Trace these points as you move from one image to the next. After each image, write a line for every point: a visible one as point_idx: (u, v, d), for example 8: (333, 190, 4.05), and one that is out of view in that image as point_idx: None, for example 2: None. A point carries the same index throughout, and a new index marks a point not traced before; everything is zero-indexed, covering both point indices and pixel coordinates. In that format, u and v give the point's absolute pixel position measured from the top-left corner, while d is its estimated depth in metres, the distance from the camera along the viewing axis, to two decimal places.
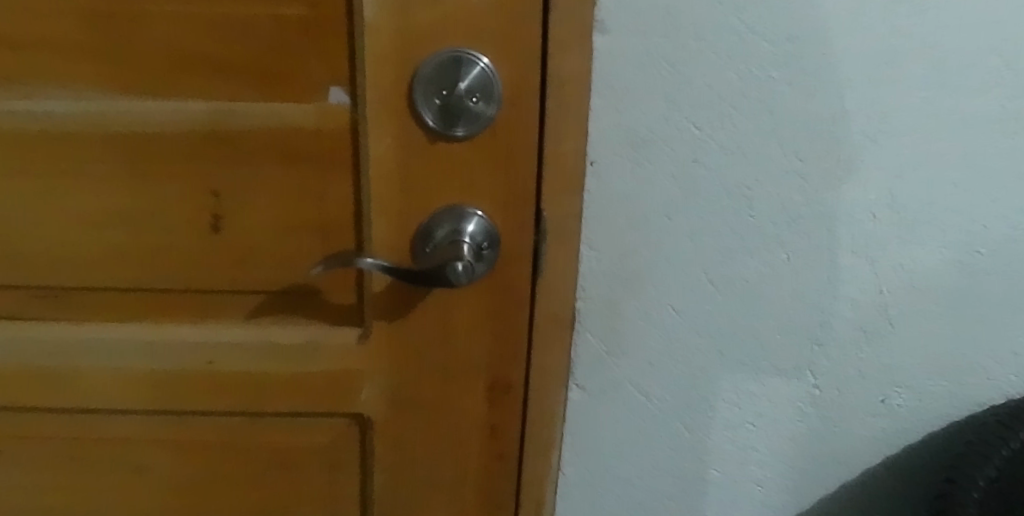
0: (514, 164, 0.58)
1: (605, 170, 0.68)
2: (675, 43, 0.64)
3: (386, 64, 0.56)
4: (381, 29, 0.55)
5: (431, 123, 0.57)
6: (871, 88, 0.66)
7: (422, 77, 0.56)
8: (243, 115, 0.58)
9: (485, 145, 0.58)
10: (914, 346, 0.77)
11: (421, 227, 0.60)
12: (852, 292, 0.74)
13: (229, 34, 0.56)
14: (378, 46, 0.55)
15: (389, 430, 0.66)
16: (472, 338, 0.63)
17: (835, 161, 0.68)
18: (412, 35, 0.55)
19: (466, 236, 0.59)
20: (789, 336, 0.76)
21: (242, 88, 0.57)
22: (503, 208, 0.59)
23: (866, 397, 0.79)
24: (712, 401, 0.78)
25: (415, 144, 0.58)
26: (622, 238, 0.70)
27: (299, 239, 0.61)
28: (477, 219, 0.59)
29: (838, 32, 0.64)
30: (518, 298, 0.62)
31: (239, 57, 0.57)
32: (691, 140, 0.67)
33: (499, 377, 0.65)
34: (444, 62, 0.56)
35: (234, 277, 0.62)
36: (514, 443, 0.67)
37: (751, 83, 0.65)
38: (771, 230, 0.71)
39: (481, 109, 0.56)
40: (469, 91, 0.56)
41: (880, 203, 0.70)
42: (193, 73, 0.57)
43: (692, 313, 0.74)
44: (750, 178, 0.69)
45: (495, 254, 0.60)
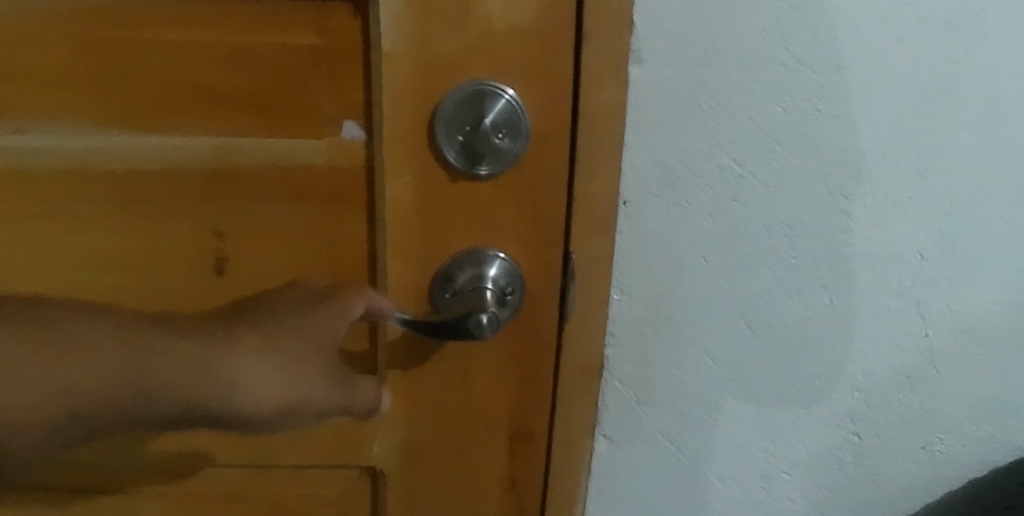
0: (541, 205, 0.55)
1: (638, 210, 0.63)
2: (715, 73, 0.59)
3: (405, 98, 0.52)
4: (400, 60, 0.51)
5: (453, 161, 0.53)
6: (921, 120, 0.62)
7: (443, 112, 0.52)
8: (249, 151, 0.54)
9: (510, 184, 0.54)
10: (958, 391, 0.72)
11: (440, 270, 0.56)
12: (897, 337, 0.69)
13: (236, 63, 0.52)
14: (397, 78, 0.52)
15: (403, 483, 0.62)
16: (493, 387, 0.59)
17: (882, 199, 0.64)
18: (434, 67, 0.52)
19: (488, 281, 0.55)
20: (829, 383, 0.71)
21: (249, 121, 0.54)
22: (530, 252, 0.56)
23: (906, 444, 0.74)
24: (748, 450, 0.74)
25: (436, 182, 0.54)
26: (655, 281, 0.66)
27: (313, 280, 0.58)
28: (499, 262, 0.55)
29: (888, 62, 0.59)
30: (543, 346, 0.58)
31: (246, 88, 0.53)
32: (730, 177, 0.63)
33: (522, 428, 0.60)
34: (466, 96, 0.52)
35: None
36: (536, 495, 0.63)
37: (797, 116, 0.61)
38: (815, 273, 0.66)
39: (507, 146, 0.52)
40: (494, 127, 0.52)
41: (928, 242, 0.66)
42: (197, 105, 0.53)
43: (727, 358, 0.69)
44: (793, 216, 0.64)
45: (520, 298, 0.56)
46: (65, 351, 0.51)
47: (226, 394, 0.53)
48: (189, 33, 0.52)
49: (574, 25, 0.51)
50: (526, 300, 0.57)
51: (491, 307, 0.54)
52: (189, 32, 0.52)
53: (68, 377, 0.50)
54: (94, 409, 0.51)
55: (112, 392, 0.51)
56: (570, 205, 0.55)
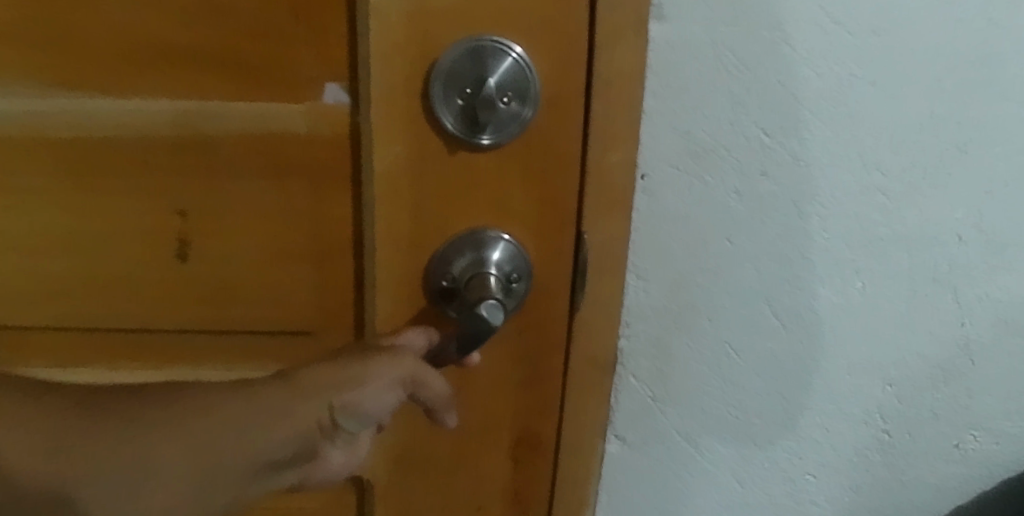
0: (552, 180, 0.48)
1: (656, 187, 0.58)
2: (743, 34, 0.53)
3: (394, 56, 0.46)
4: (390, 12, 0.45)
5: (450, 127, 0.47)
6: (965, 89, 0.55)
7: (440, 72, 0.46)
8: (216, 116, 0.48)
9: (516, 157, 0.48)
10: (994, 384, 0.65)
11: (434, 258, 0.50)
12: (932, 326, 0.63)
13: (205, 15, 0.46)
14: (385, 33, 0.45)
15: (394, 493, 0.57)
16: (496, 388, 0.53)
17: (920, 177, 0.58)
18: (428, 21, 0.45)
19: (491, 266, 0.49)
20: (858, 379, 0.65)
21: (216, 82, 0.48)
22: (539, 234, 0.50)
23: (935, 441, 0.67)
24: (769, 451, 0.69)
25: (432, 155, 0.48)
26: (674, 266, 0.61)
27: (289, 265, 0.52)
28: (503, 244, 0.49)
29: (930, 23, 0.53)
30: (552, 340, 0.52)
31: (214, 44, 0.47)
32: (758, 149, 0.56)
33: (527, 432, 0.55)
34: (467, 53, 0.45)
35: (203, 318, 0.53)
36: (543, 505, 0.57)
37: (832, 82, 0.54)
38: (845, 257, 0.61)
39: (514, 111, 0.46)
40: (500, 89, 0.45)
41: (967, 222, 0.59)
42: (158, 63, 0.47)
43: (752, 349, 0.65)
44: (825, 194, 0.58)
45: (526, 286, 0.50)
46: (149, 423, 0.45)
47: (320, 403, 0.46)
48: None
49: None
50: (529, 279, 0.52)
51: (496, 295, 0.48)
52: None
53: (161, 450, 0.45)
54: (200, 484, 0.46)
55: (221, 455, 0.46)
56: (583, 180, 0.48)
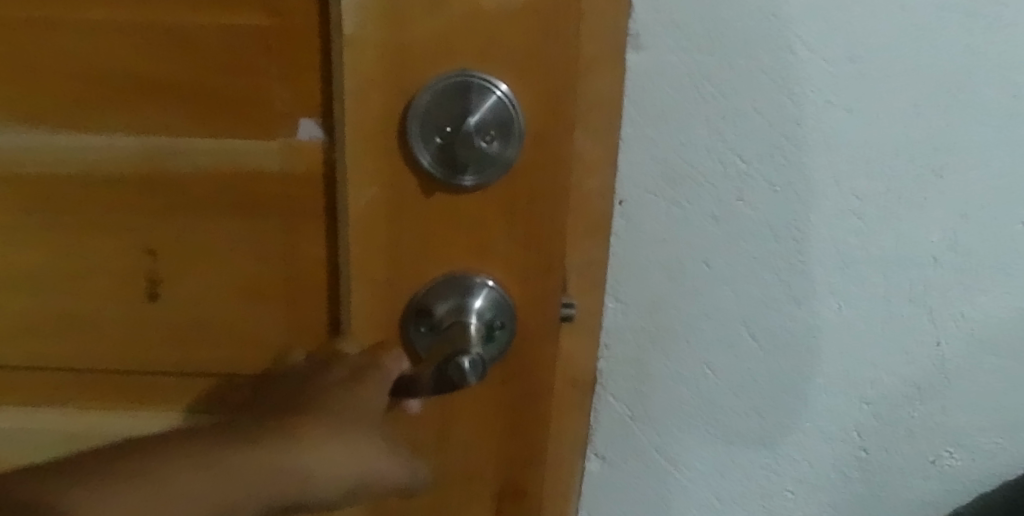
0: (536, 222, 0.48)
1: (634, 211, 0.58)
2: (719, 62, 0.53)
3: (363, 91, 0.44)
4: (365, 43, 0.44)
5: (429, 166, 0.45)
6: (941, 115, 0.54)
7: (419, 110, 0.44)
8: (182, 154, 0.48)
9: (500, 198, 0.47)
10: (967, 401, 0.65)
11: (415, 302, 0.49)
12: (907, 346, 0.63)
13: (175, 50, 0.46)
14: (357, 69, 0.44)
15: None
16: (477, 437, 0.52)
17: (896, 199, 0.57)
18: (403, 55, 0.44)
19: (472, 314, 0.48)
20: (836, 397, 0.65)
21: (185, 117, 0.47)
22: (522, 274, 0.49)
23: (912, 458, 0.67)
24: (747, 468, 0.69)
25: (410, 195, 0.47)
26: (653, 288, 0.61)
27: (263, 303, 0.52)
28: (486, 291, 0.48)
29: (908, 51, 0.52)
30: (537, 387, 0.51)
31: (182, 79, 0.46)
32: (734, 175, 0.56)
33: (510, 481, 0.54)
34: (448, 90, 0.44)
35: (174, 354, 0.54)
36: None
37: (808, 109, 0.54)
38: (821, 279, 0.61)
39: (496, 151, 0.45)
40: (481, 127, 0.44)
41: (942, 245, 0.59)
42: (126, 98, 0.47)
43: (729, 370, 0.65)
44: (801, 219, 0.58)
45: (509, 332, 0.49)
46: (152, 497, 0.39)
47: (297, 478, 0.44)
48: (115, 14, 0.45)
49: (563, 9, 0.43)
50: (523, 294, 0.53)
51: (476, 345, 0.47)
52: (116, 11, 0.45)
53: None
54: None
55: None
56: (564, 220, 0.48)
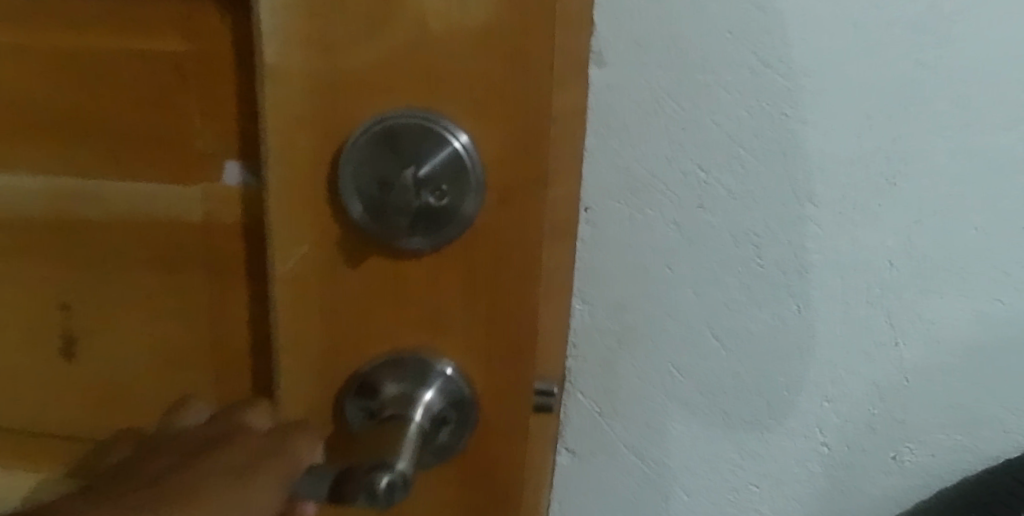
0: (497, 289, 0.44)
1: (599, 219, 0.58)
2: (679, 76, 0.54)
3: (291, 127, 0.43)
4: (290, 75, 0.42)
5: (367, 221, 0.42)
6: (895, 124, 0.55)
7: (353, 157, 0.42)
8: (91, 206, 0.50)
9: (450, 269, 0.44)
10: (925, 400, 0.65)
11: (362, 382, 0.46)
12: (868, 349, 0.63)
13: (118, 81, 0.47)
14: (286, 105, 0.42)
15: None
16: None
17: (853, 206, 0.58)
18: (334, 90, 0.42)
19: (421, 404, 0.45)
20: (798, 396, 0.64)
21: (126, 146, 0.49)
22: (482, 351, 0.46)
23: (872, 454, 0.67)
24: (713, 463, 0.67)
25: (352, 248, 0.44)
26: (615, 290, 0.60)
27: (184, 350, 0.52)
28: (438, 381, 0.45)
29: (861, 62, 0.53)
30: (500, 483, 0.48)
31: (119, 112, 0.48)
32: (694, 184, 0.57)
33: None
34: (390, 137, 0.41)
35: (102, 405, 0.55)
36: None
37: (764, 120, 0.55)
38: (781, 281, 0.60)
39: (442, 205, 0.41)
40: (426, 180, 0.41)
41: (899, 250, 0.59)
42: (69, 134, 0.49)
43: (694, 370, 0.63)
44: (760, 225, 0.58)
45: (465, 421, 0.46)
46: None
47: None
48: (54, 53, 0.48)
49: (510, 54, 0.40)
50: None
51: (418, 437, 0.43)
52: (60, 46, 0.48)
53: None
54: None
55: None
56: (526, 282, 0.44)
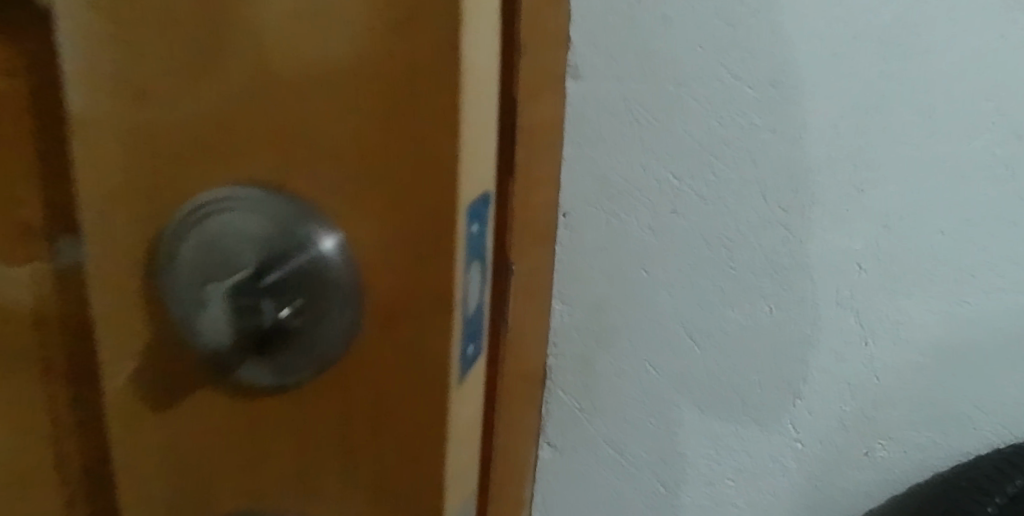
0: (365, 391, 0.43)
1: (578, 223, 0.62)
2: (652, 90, 0.58)
3: (117, 212, 0.43)
4: (101, 118, 0.41)
5: (195, 325, 0.40)
6: (859, 134, 0.60)
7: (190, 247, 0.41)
8: None
9: (317, 391, 0.43)
10: (895, 397, 0.68)
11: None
12: (838, 347, 0.66)
13: None
14: (95, 184, 0.43)
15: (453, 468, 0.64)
16: None
17: (820, 212, 0.62)
18: (170, 158, 0.41)
19: None
20: (772, 393, 0.68)
21: None
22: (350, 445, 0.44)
23: (847, 449, 0.70)
24: (689, 457, 0.70)
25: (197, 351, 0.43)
26: (595, 290, 0.64)
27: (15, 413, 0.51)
28: None
29: (824, 75, 0.58)
30: None
31: None
32: (668, 191, 0.61)
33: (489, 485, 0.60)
34: (229, 233, 0.40)
35: None
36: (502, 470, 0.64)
37: (735, 131, 0.59)
38: (753, 282, 0.64)
39: (287, 320, 0.39)
40: (267, 290, 0.39)
41: (866, 253, 0.63)
42: None
43: (670, 368, 0.66)
44: (732, 229, 0.62)
45: None
46: None
47: None
48: None
49: (375, 152, 0.40)
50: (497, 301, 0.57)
51: None
52: None
53: None
54: None
55: None
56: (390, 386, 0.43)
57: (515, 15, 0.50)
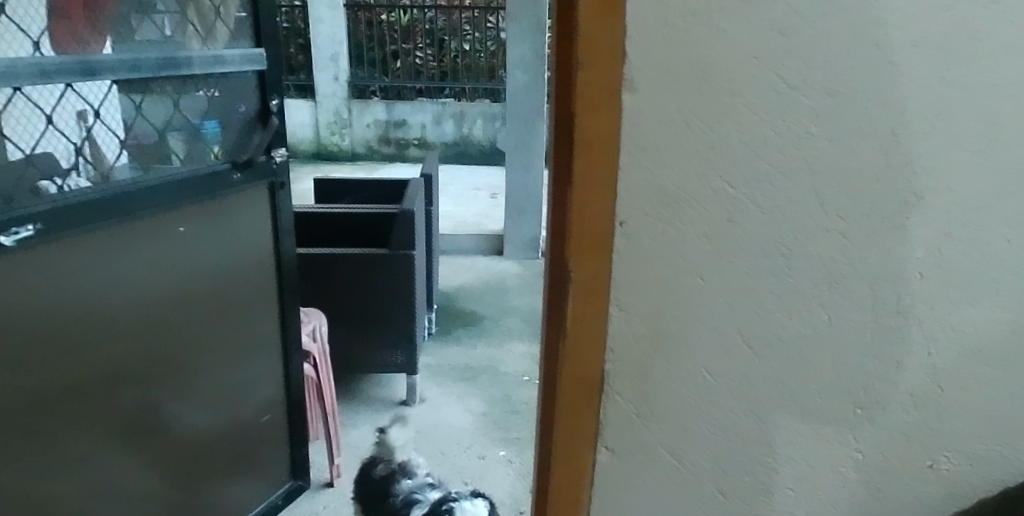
0: None
1: (635, 231, 0.62)
2: (708, 98, 0.58)
3: None
4: None
5: None
6: (922, 140, 0.61)
7: None
8: None
9: None
10: (960, 408, 0.68)
11: None
12: (900, 356, 0.67)
13: None
14: None
15: (548, 435, 0.70)
16: None
17: (878, 219, 0.62)
18: None
19: None
20: (831, 400, 0.68)
21: None
22: None
23: (911, 461, 0.70)
24: (748, 464, 0.69)
25: None
26: (651, 298, 0.64)
27: None
28: None
29: (886, 84, 0.59)
30: None
31: None
32: (724, 199, 0.61)
33: (576, 424, 0.67)
34: None
35: None
36: (585, 439, 0.67)
37: (791, 140, 0.60)
38: (811, 291, 0.64)
39: None
40: None
41: (929, 261, 0.64)
42: None
43: (727, 374, 0.66)
44: (789, 237, 0.62)
45: None
46: None
47: None
48: None
49: None
50: (559, 300, 0.65)
51: None
52: None
53: None
54: None
55: None
56: None
57: (573, 34, 0.58)
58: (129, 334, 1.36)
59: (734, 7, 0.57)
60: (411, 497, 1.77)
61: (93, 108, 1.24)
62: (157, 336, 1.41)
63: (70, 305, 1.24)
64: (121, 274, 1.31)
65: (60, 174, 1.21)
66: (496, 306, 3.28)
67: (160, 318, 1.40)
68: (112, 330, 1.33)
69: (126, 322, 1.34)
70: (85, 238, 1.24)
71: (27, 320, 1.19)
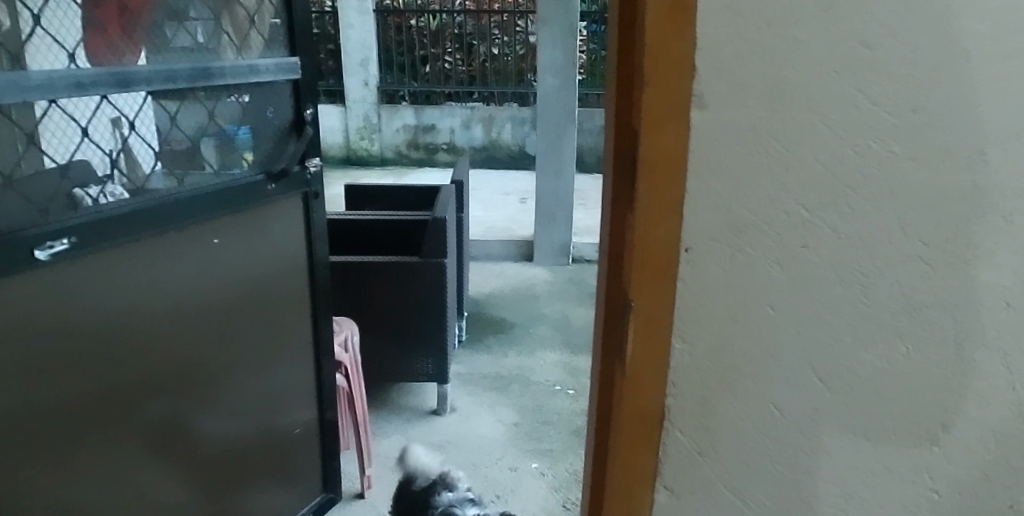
0: None
1: (701, 258, 0.57)
2: (782, 116, 0.54)
3: None
4: None
5: None
6: (1013, 160, 0.56)
7: None
8: None
9: None
10: None
11: None
12: (982, 391, 0.62)
13: None
14: None
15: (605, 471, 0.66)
16: None
17: (964, 245, 0.58)
18: None
19: None
20: (908, 438, 0.63)
21: None
22: None
23: (990, 503, 0.65)
24: (815, 505, 0.65)
25: None
26: (717, 329, 0.59)
27: None
28: None
29: (976, 99, 0.55)
30: None
31: None
32: (797, 224, 0.57)
33: (635, 462, 0.62)
34: None
35: None
36: (643, 478, 0.63)
37: (872, 160, 0.55)
38: (890, 321, 0.60)
39: None
40: None
41: (1016, 289, 0.59)
42: None
43: (796, 409, 0.62)
44: (867, 264, 0.58)
45: None
46: None
47: None
48: None
49: None
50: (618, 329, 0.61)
51: None
52: None
53: None
54: None
55: None
56: None
57: (637, 47, 0.54)
58: (161, 347, 1.33)
59: (812, 18, 0.52)
60: (448, 509, 1.72)
61: (128, 118, 1.22)
62: (189, 348, 1.39)
63: (103, 317, 1.22)
64: (153, 286, 1.29)
65: (96, 184, 1.18)
66: (524, 313, 3.24)
67: (192, 331, 1.38)
68: (145, 343, 1.30)
69: (157, 335, 1.32)
70: (118, 251, 1.22)
71: (60, 335, 1.17)
